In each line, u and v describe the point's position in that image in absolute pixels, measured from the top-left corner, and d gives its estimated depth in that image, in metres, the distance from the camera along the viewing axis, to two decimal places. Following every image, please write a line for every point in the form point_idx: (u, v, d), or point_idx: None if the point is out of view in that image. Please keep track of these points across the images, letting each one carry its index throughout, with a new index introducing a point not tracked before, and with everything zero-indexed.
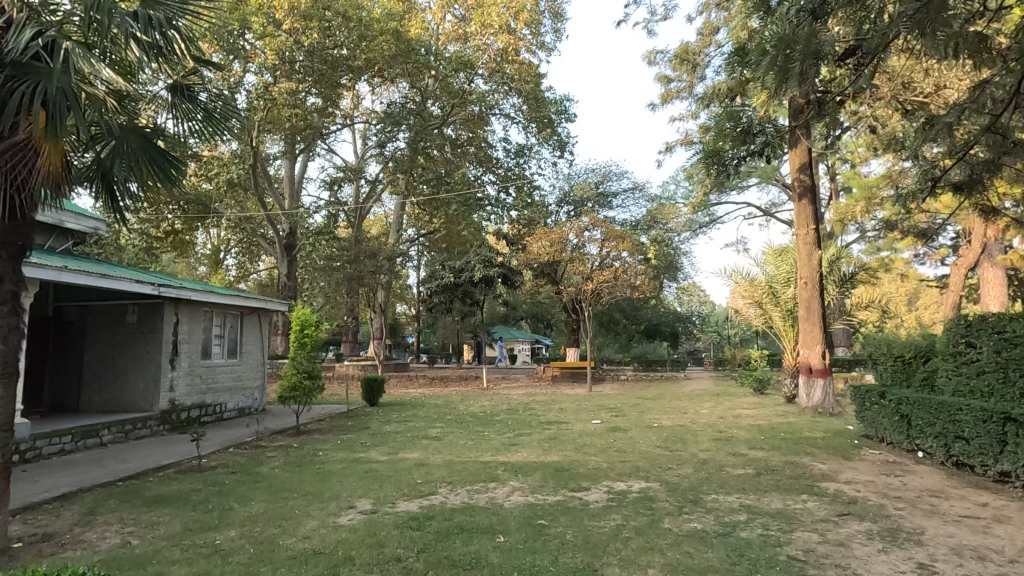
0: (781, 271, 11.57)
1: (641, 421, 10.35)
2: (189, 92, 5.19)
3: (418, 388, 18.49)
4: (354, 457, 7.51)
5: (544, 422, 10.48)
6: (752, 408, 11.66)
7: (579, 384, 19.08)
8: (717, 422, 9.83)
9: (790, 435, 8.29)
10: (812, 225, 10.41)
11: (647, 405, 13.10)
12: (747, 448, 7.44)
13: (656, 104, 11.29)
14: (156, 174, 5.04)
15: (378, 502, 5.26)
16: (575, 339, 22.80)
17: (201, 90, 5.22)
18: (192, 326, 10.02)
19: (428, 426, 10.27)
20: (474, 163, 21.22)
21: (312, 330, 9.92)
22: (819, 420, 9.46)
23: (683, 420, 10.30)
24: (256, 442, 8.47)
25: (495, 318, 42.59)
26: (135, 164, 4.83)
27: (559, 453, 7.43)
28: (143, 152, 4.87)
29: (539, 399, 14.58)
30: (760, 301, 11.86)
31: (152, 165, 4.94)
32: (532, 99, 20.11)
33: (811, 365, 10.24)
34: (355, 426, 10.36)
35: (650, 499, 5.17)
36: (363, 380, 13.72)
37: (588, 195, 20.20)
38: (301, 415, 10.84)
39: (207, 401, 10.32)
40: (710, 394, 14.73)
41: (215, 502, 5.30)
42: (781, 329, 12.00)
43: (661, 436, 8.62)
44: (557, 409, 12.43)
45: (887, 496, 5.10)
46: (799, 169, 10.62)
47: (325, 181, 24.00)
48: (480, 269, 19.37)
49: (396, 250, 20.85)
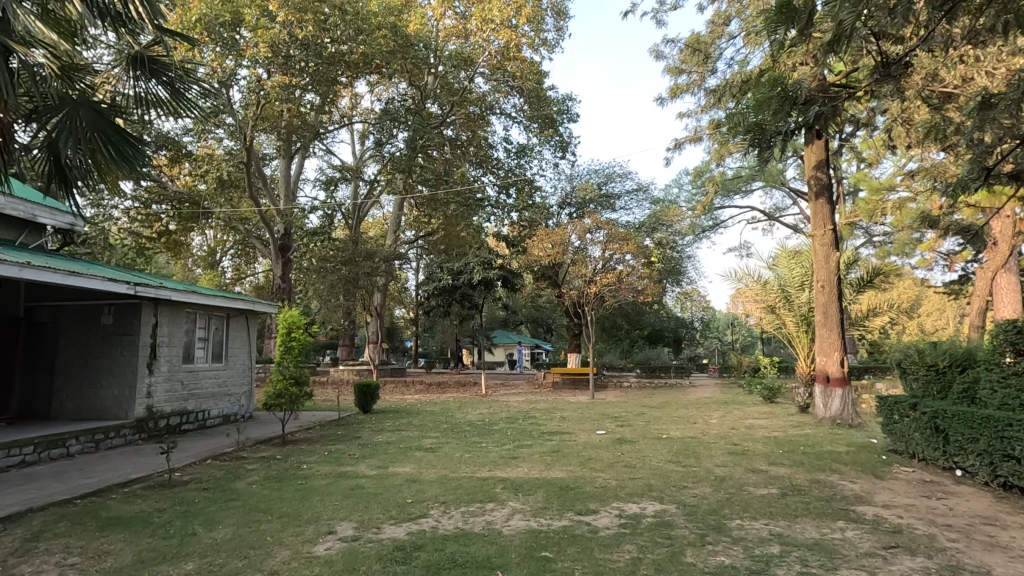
0: (795, 274, 10.98)
1: (649, 431, 9.75)
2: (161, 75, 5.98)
3: (415, 394, 17.87)
4: (340, 471, 6.92)
5: (545, 432, 9.88)
6: (764, 418, 11.08)
7: (581, 391, 18.47)
8: (730, 434, 9.24)
9: (810, 449, 7.71)
10: (830, 226, 9.83)
11: (653, 414, 12.49)
12: (766, 463, 6.84)
13: (664, 99, 10.78)
14: (117, 161, 5.37)
15: (361, 527, 4.67)
16: (576, 345, 22.20)
17: (164, 64, 5.90)
18: (173, 328, 9.44)
19: (422, 436, 9.66)
20: (474, 162, 20.71)
21: (300, 332, 9.23)
22: (839, 432, 8.86)
23: (693, 431, 9.70)
24: (236, 453, 7.87)
25: (495, 322, 42.02)
26: (92, 145, 5.21)
27: (563, 468, 6.85)
28: (96, 130, 5.19)
29: (540, 407, 14.00)
30: (773, 306, 11.28)
31: (108, 146, 5.25)
32: (533, 97, 19.62)
33: (828, 373, 9.66)
34: (345, 436, 9.76)
35: (667, 525, 4.58)
36: (357, 386, 13.15)
37: (591, 196, 19.68)
38: (290, 423, 10.26)
39: (188, 408, 9.74)
40: (718, 402, 14.12)
41: (177, 526, 4.71)
42: (794, 335, 11.41)
43: (671, 449, 8.03)
44: (559, 418, 11.87)
45: (935, 524, 4.53)
46: (815, 167, 10.07)
47: (322, 181, 23.48)
48: (479, 270, 18.74)
49: (393, 252, 20.30)
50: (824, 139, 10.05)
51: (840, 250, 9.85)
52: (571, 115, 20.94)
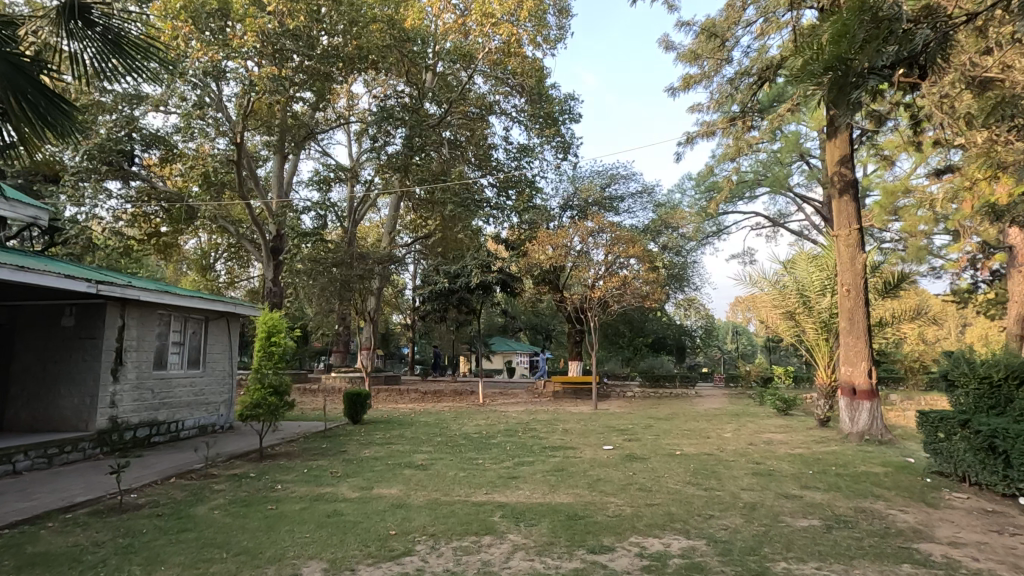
0: (815, 278, 10.23)
1: (660, 447, 9.01)
2: (86, 18, 5.22)
3: (409, 403, 17.07)
4: (318, 493, 6.13)
5: (548, 447, 9.11)
6: (782, 432, 10.29)
7: (583, 401, 17.71)
8: (750, 451, 8.47)
9: (843, 469, 6.94)
10: (856, 225, 9.11)
11: (662, 426, 11.71)
12: (798, 487, 6.07)
13: (676, 89, 10.13)
14: (36, 119, 5.15)
15: (332, 569, 3.89)
16: (577, 353, 21.41)
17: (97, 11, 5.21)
18: (142, 331, 8.66)
19: (414, 451, 8.86)
20: (473, 162, 20.01)
21: (280, 337, 8.42)
22: (870, 450, 8.08)
23: (708, 447, 8.94)
24: (205, 470, 7.08)
25: (494, 330, 41.21)
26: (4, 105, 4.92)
27: (569, 491, 6.07)
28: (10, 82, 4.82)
29: (541, 418, 13.21)
30: (792, 312, 10.54)
31: (24, 104, 5.00)
32: (534, 96, 19.01)
33: (854, 385, 8.90)
34: (330, 450, 8.95)
35: (699, 569, 3.80)
36: (347, 395, 12.36)
37: (593, 197, 19.00)
38: (271, 436, 9.45)
39: (159, 419, 8.96)
40: (729, 415, 13.35)
41: (110, 567, 3.91)
42: (813, 343, 10.66)
43: (689, 468, 7.27)
44: (561, 430, 11.08)
45: (1021, 570, 3.76)
46: (839, 163, 9.35)
47: (316, 182, 22.78)
48: (477, 274, 17.98)
49: (388, 255, 19.59)
50: (848, 132, 9.34)
51: (866, 251, 9.12)
52: (574, 114, 20.27)
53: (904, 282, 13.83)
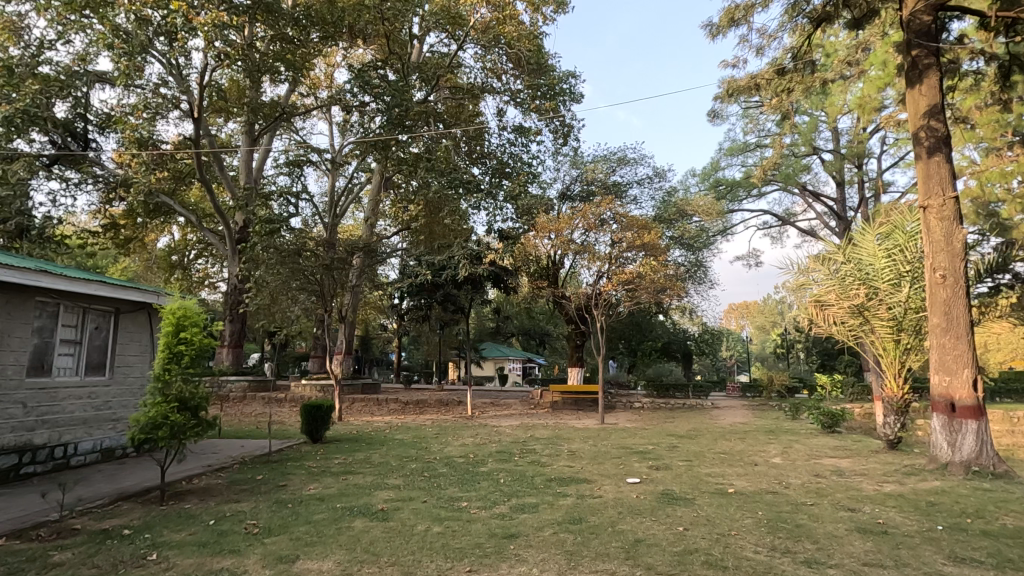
0: (884, 264, 8.21)
1: (701, 479, 6.91)
2: None
3: (386, 415, 14.91)
4: (206, 572, 3.91)
5: (555, 480, 6.96)
6: (849, 459, 8.14)
7: (585, 412, 15.65)
8: (826, 487, 6.33)
9: (984, 524, 4.80)
10: (950, 192, 7.07)
11: (689, 447, 9.62)
12: (949, 562, 3.98)
13: (714, 26, 8.23)
14: None
15: None
16: (578, 359, 19.25)
17: None
18: (9, 324, 6.40)
19: (377, 487, 6.62)
20: (462, 145, 18.02)
21: (194, 332, 6.18)
22: (993, 489, 5.97)
23: (765, 479, 6.83)
24: (60, 524, 4.85)
25: (483, 334, 38.95)
26: None
27: (598, 570, 3.90)
28: None
29: (540, 436, 11.02)
30: (857, 309, 8.48)
31: None
32: (532, 67, 17.00)
33: (953, 400, 6.86)
34: (265, 484, 6.72)
35: None
36: (304, 407, 10.19)
37: (598, 183, 17.03)
38: (186, 467, 7.16)
39: (35, 443, 6.69)
40: (763, 432, 11.29)
41: None
42: (879, 347, 8.60)
43: (760, 518, 5.12)
44: (567, 453, 8.94)
45: None
46: (926, 115, 7.31)
47: (288, 167, 20.61)
48: (465, 265, 15.72)
49: (366, 246, 17.40)
50: (938, 77, 7.35)
51: (965, 226, 7.08)
52: (574, 94, 18.24)
53: (980, 275, 11.75)
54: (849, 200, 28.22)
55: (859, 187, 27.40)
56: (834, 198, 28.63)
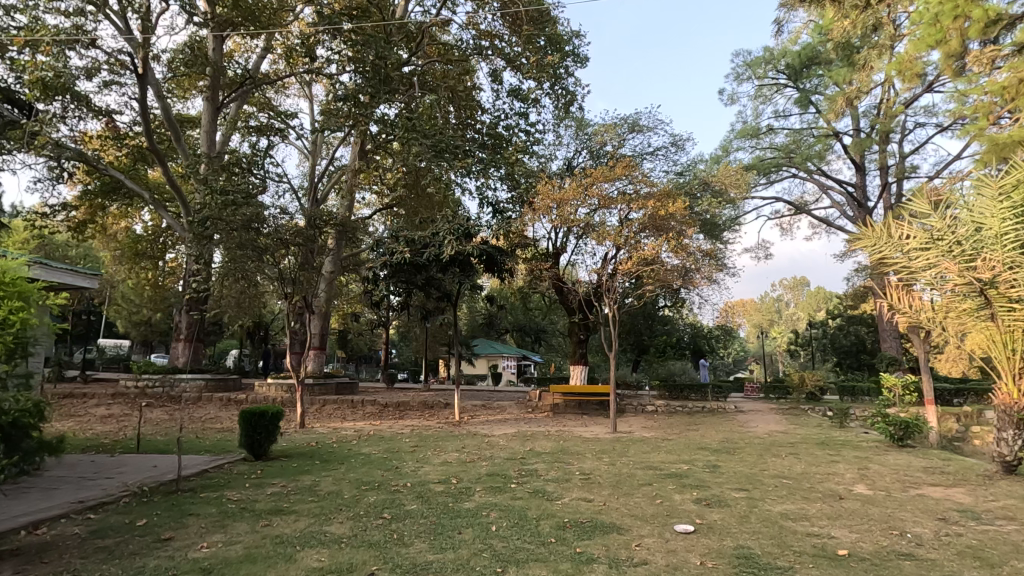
0: (1004, 230, 6.14)
1: (781, 528, 4.77)
2: None
3: (359, 421, 12.67)
4: None
5: (573, 528, 4.77)
6: (965, 490, 5.99)
7: (591, 418, 13.53)
8: (981, 546, 4.19)
9: None
10: None
11: (736, 469, 7.43)
12: None
13: None
14: None
15: None
16: (581, 356, 17.10)
17: None
18: None
19: (307, 544, 4.41)
20: (452, 109, 15.91)
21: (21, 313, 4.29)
22: None
23: (881, 529, 4.69)
24: None
25: (476, 330, 36.82)
26: None
27: None
28: None
29: (541, 450, 8.85)
30: (978, 286, 6.42)
31: None
32: (531, 17, 14.85)
33: None
34: (137, 538, 4.49)
35: None
36: (242, 416, 7.94)
37: (607, 155, 14.95)
38: (27, 513, 4.91)
39: None
40: (817, 446, 9.18)
41: None
42: (999, 338, 6.56)
43: None
44: (582, 479, 6.80)
45: None
46: None
47: (254, 137, 18.32)
48: (451, 243, 13.32)
49: (341, 221, 15.08)
50: None
51: None
52: (579, 57, 16.14)
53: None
54: (869, 187, 26.28)
55: (881, 172, 25.56)
56: (854, 184, 26.69)
